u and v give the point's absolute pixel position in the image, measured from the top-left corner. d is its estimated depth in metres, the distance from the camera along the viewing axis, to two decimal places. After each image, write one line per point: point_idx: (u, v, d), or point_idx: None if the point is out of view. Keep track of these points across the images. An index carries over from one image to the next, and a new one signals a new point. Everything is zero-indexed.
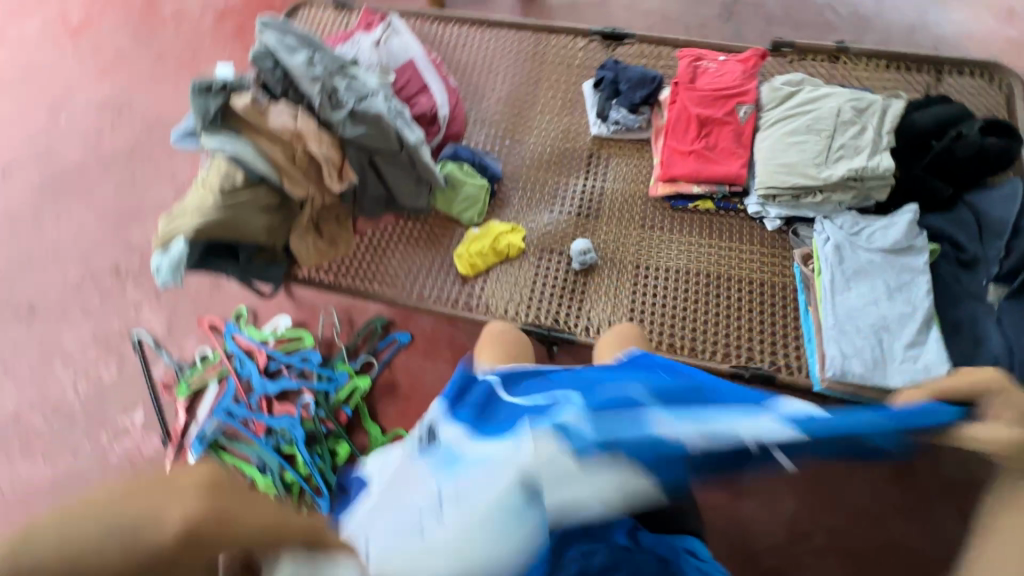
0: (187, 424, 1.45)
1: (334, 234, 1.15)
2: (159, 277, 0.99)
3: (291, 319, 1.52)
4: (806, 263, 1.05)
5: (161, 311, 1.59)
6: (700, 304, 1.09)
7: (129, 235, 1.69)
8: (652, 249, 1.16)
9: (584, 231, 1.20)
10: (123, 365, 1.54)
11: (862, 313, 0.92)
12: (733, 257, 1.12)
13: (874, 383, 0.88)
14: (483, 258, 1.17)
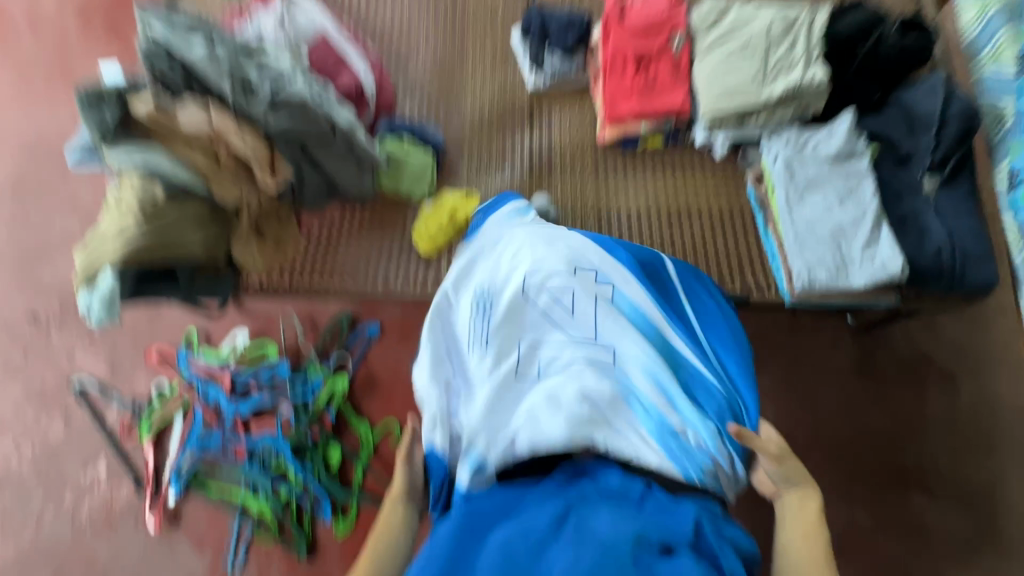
0: (160, 464, 1.35)
1: (277, 233, 1.06)
2: (91, 317, 0.89)
3: (248, 333, 1.42)
4: (758, 184, 1.08)
5: (99, 352, 1.45)
6: (665, 240, 1.10)
7: (38, 276, 1.51)
8: (611, 194, 1.15)
9: (540, 187, 1.18)
10: (70, 418, 1.40)
11: (818, 223, 0.96)
12: (690, 189, 1.13)
13: (841, 287, 0.92)
14: (443, 232, 1.12)
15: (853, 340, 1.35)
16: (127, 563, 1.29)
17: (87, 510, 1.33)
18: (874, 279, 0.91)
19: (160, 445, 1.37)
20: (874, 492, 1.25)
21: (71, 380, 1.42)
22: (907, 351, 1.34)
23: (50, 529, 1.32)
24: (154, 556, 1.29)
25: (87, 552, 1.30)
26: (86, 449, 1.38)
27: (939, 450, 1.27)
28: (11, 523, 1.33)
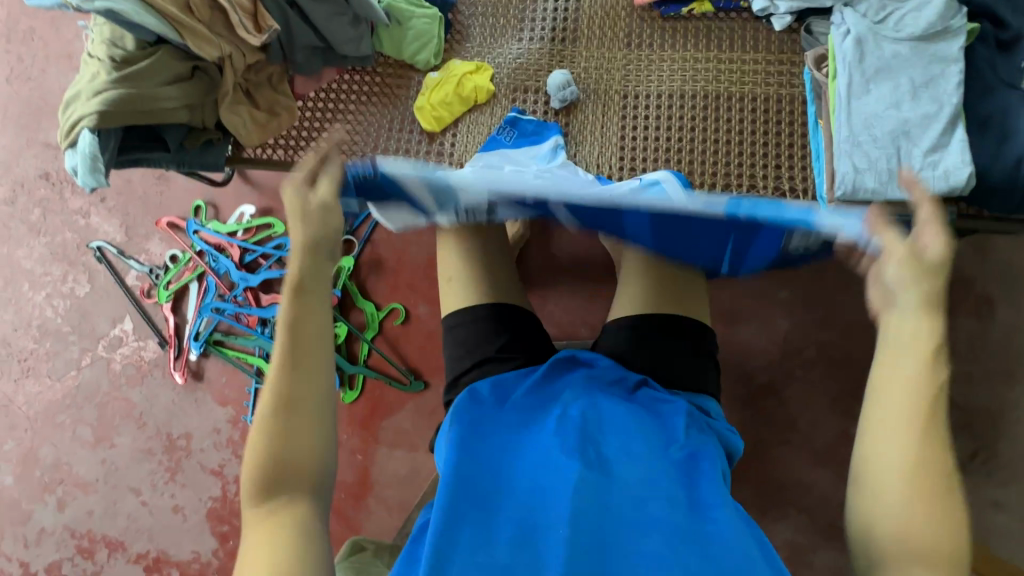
0: (180, 326, 1.42)
1: (272, 101, 0.98)
2: (78, 179, 0.85)
3: (255, 207, 1.41)
4: (819, 67, 0.89)
5: (113, 216, 1.47)
6: (696, 131, 0.97)
7: (45, 136, 1.50)
8: (642, 72, 1.00)
9: (561, 60, 1.03)
10: (93, 278, 1.46)
11: (879, 120, 0.82)
12: (734, 69, 0.97)
13: (886, 199, 0.81)
14: (449, 109, 1.01)
15: None
16: (160, 410, 1.42)
17: (120, 362, 1.44)
18: (929, 191, 0.79)
19: (179, 309, 1.43)
20: None
21: (91, 242, 1.46)
22: (946, 272, 1.24)
23: (89, 375, 1.45)
24: (182, 406, 1.42)
25: (124, 398, 1.44)
26: (111, 308, 1.45)
27: (956, 375, 1.21)
28: (54, 367, 1.46)
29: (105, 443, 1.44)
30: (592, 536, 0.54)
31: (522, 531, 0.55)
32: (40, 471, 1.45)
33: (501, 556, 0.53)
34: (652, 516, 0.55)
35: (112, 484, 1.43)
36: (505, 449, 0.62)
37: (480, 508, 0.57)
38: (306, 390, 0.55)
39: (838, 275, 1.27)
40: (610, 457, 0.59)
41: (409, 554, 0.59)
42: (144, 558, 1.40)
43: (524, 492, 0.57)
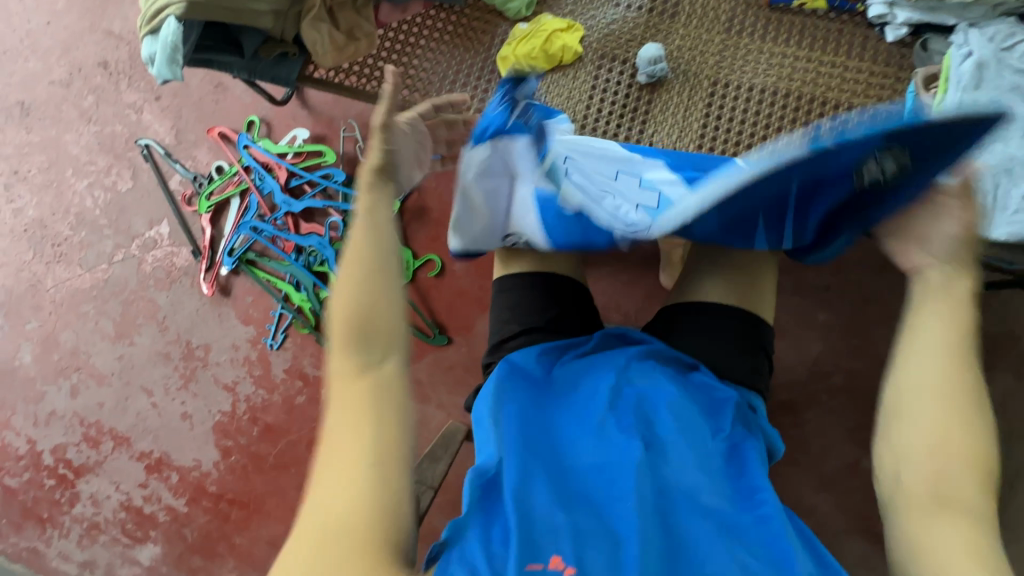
0: (215, 239, 1.42)
1: (353, 23, 0.96)
2: (154, 69, 0.83)
3: (308, 132, 1.39)
4: (927, 87, 0.85)
5: (165, 117, 1.45)
6: (783, 131, 0.93)
7: (109, 24, 1.49)
8: (737, 61, 0.96)
9: (655, 33, 0.99)
10: (137, 175, 1.46)
11: (983, 152, 0.78)
12: (836, 73, 0.93)
13: (972, 235, 0.78)
14: (532, 64, 0.97)
15: None
16: (183, 317, 1.43)
17: (151, 263, 1.45)
18: (1019, 234, 0.76)
19: (216, 222, 1.42)
20: None
21: (139, 139, 1.44)
22: (995, 324, 1.21)
23: (119, 271, 1.46)
24: (205, 317, 1.43)
25: (150, 299, 1.45)
26: (150, 208, 1.45)
27: None
28: (86, 257, 1.47)
29: (124, 340, 1.45)
30: (658, 504, 0.55)
31: (591, 495, 0.56)
32: (58, 355, 1.48)
33: (580, 518, 0.54)
34: (710, 494, 0.56)
35: (126, 381, 1.45)
36: (567, 417, 0.63)
37: (548, 470, 0.58)
38: (381, 321, 0.59)
39: (884, 306, 1.24)
40: (669, 432, 0.60)
41: (476, 499, 0.57)
42: (147, 456, 1.43)
43: (593, 463, 0.58)
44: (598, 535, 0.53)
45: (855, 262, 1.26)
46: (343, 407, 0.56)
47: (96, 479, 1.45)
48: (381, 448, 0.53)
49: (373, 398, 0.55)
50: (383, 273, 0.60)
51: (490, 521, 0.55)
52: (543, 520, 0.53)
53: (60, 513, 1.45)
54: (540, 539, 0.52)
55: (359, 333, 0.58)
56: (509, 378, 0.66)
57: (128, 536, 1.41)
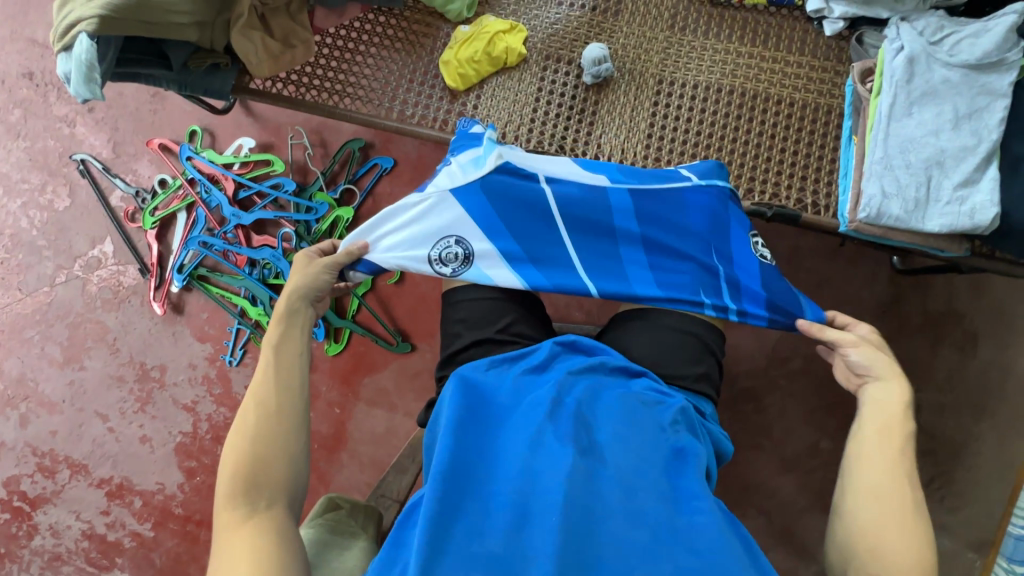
0: (164, 256, 1.37)
1: (286, 30, 0.92)
2: (74, 88, 0.78)
3: (255, 141, 1.34)
4: (864, 81, 0.86)
5: (101, 129, 1.38)
6: (728, 129, 0.93)
7: (32, 32, 1.40)
8: (681, 59, 0.96)
9: (599, 32, 0.97)
10: (74, 192, 1.39)
11: (916, 146, 0.80)
12: (776, 69, 0.94)
13: (909, 227, 0.80)
14: (476, 67, 0.95)
15: (887, 279, 1.27)
16: (135, 338, 1.38)
17: (96, 284, 1.38)
18: (951, 225, 0.78)
19: (163, 238, 1.37)
20: (846, 427, 1.26)
21: (73, 154, 1.37)
22: (939, 303, 1.26)
23: (62, 293, 1.39)
24: (158, 337, 1.38)
25: (98, 321, 1.39)
26: (92, 227, 1.38)
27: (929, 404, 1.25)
28: (25, 281, 1.40)
29: (74, 365, 1.40)
30: (580, 523, 0.53)
31: (513, 516, 0.54)
32: (4, 384, 1.41)
33: (498, 544, 0.53)
34: (638, 509, 0.55)
35: (80, 407, 1.40)
36: (503, 434, 0.61)
37: (474, 492, 0.57)
38: (274, 441, 0.61)
39: (836, 291, 1.28)
40: (602, 446, 0.59)
41: (398, 528, 0.60)
42: (108, 482, 1.39)
43: (519, 473, 0.56)
44: (512, 558, 0.52)
45: (807, 249, 1.29)
46: (225, 550, 0.56)
47: (55, 509, 1.40)
48: None
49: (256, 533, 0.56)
50: (285, 394, 0.64)
51: (397, 554, 0.57)
52: (460, 548, 0.53)
53: (18, 546, 1.40)
54: (454, 568, 0.52)
55: (253, 455, 0.60)
56: (448, 394, 0.64)
57: (94, 565, 1.37)
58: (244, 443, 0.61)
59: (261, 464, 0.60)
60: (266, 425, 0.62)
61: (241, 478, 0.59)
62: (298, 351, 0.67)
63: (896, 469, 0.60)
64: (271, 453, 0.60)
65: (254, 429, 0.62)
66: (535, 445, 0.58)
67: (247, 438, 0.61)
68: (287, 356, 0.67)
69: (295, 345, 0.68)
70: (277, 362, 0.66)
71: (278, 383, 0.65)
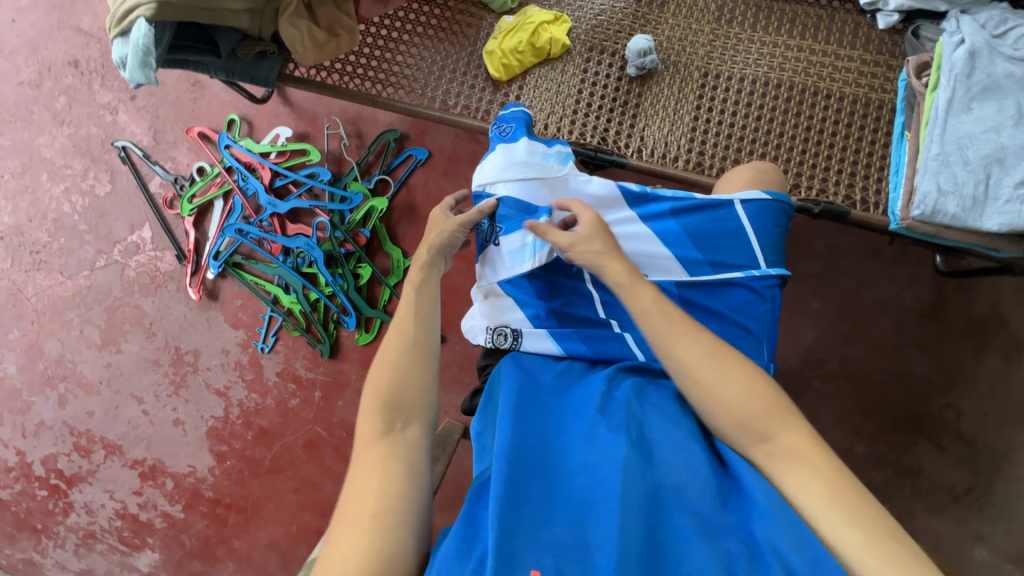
0: (200, 243, 1.39)
1: (331, 19, 0.93)
2: (128, 73, 0.79)
3: (291, 130, 1.35)
4: (919, 76, 0.84)
5: (142, 117, 1.41)
6: (775, 124, 0.92)
7: (78, 21, 1.43)
8: (728, 51, 0.94)
9: (644, 23, 0.96)
10: (115, 178, 1.41)
11: (975, 142, 0.78)
12: (826, 63, 0.92)
13: (965, 226, 0.78)
14: (519, 57, 0.95)
15: (929, 282, 1.24)
16: (170, 322, 1.41)
17: (134, 269, 1.41)
18: (1010, 225, 0.76)
19: (200, 225, 1.39)
20: (882, 432, 1.24)
21: (115, 141, 1.40)
22: (983, 308, 1.23)
23: (101, 277, 1.42)
24: (193, 322, 1.40)
25: (135, 305, 1.42)
26: (131, 212, 1.41)
27: (969, 410, 1.22)
28: (67, 265, 1.43)
29: (111, 348, 1.43)
30: (644, 508, 0.51)
31: (576, 504, 0.52)
32: (44, 365, 1.45)
33: (563, 532, 0.50)
34: (697, 504, 0.52)
35: (115, 389, 1.43)
36: (555, 422, 0.60)
37: (533, 480, 0.55)
38: (414, 383, 0.63)
39: (875, 293, 1.25)
40: (655, 437, 0.57)
41: (468, 505, 0.55)
42: (141, 464, 1.42)
43: (580, 471, 0.55)
44: (578, 547, 0.49)
45: (847, 250, 1.26)
46: (360, 466, 0.59)
47: (90, 488, 1.43)
48: (384, 507, 0.55)
49: (385, 454, 0.59)
50: (428, 336, 0.66)
51: (475, 533, 0.52)
52: (522, 531, 0.51)
53: (54, 523, 1.43)
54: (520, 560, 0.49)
55: (400, 384, 0.62)
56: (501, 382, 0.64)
57: (126, 543, 1.40)
58: (387, 376, 0.63)
59: (400, 402, 0.62)
60: (407, 361, 0.64)
61: (386, 405, 0.61)
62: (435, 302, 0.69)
63: (812, 468, 0.54)
64: (413, 393, 0.63)
65: (398, 366, 0.64)
66: (590, 435, 0.57)
67: (392, 368, 0.64)
68: (426, 300, 0.69)
69: (431, 293, 0.69)
70: (419, 311, 0.67)
71: (420, 322, 0.67)
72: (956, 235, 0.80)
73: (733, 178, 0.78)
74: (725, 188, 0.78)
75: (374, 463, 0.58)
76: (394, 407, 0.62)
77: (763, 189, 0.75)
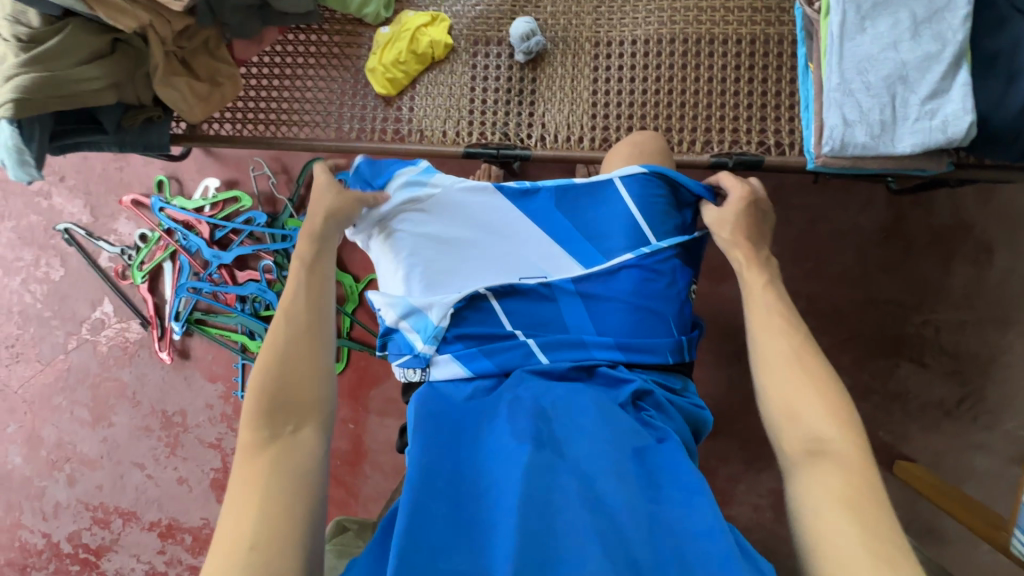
0: (160, 306, 1.40)
1: (211, 69, 0.90)
2: (11, 170, 0.80)
3: (219, 180, 1.35)
4: (810, 2, 0.79)
5: (75, 196, 1.41)
6: (676, 81, 0.88)
7: None
8: (615, 15, 0.90)
9: (525, 5, 0.93)
10: (66, 261, 1.43)
11: (875, 64, 0.73)
12: (717, 7, 0.87)
13: (878, 153, 0.74)
14: (403, 68, 0.92)
15: (884, 202, 1.19)
16: (152, 388, 1.44)
17: (106, 344, 1.44)
18: (924, 144, 0.72)
19: (156, 289, 1.40)
20: (862, 360, 1.21)
21: (56, 225, 1.41)
22: (946, 217, 1.18)
23: (77, 358, 1.45)
24: (173, 384, 1.43)
25: (115, 378, 1.45)
26: (89, 291, 1.43)
27: (948, 322, 1.19)
28: (42, 352, 1.46)
29: (104, 423, 1.47)
30: (539, 517, 0.49)
31: (482, 526, 0.50)
32: (46, 450, 1.50)
33: (464, 560, 0.48)
34: (598, 498, 0.51)
35: (117, 460, 1.47)
36: (464, 442, 0.58)
37: (438, 500, 0.52)
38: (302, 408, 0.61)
39: (831, 224, 1.21)
40: (558, 440, 0.56)
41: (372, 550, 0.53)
42: (158, 525, 1.47)
43: (482, 487, 0.54)
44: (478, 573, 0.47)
45: (794, 185, 1.22)
46: (229, 515, 0.53)
47: (117, 555, 1.49)
48: (265, 549, 0.50)
49: (286, 372, 0.62)
50: (313, 353, 0.64)
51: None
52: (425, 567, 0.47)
53: None
54: None
55: (278, 411, 0.59)
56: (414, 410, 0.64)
57: None
58: (262, 401, 0.59)
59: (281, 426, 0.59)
60: (287, 386, 0.61)
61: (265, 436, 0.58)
62: (321, 317, 0.66)
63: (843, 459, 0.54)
64: (302, 416, 0.60)
65: (273, 390, 0.60)
66: (493, 449, 0.56)
67: (267, 391, 0.60)
68: (301, 317, 0.65)
69: (304, 307, 0.66)
70: (297, 326, 0.64)
71: (292, 341, 0.64)
72: (875, 163, 0.76)
73: (616, 156, 0.78)
74: (609, 166, 0.78)
75: (246, 503, 0.53)
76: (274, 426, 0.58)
77: (644, 160, 0.75)
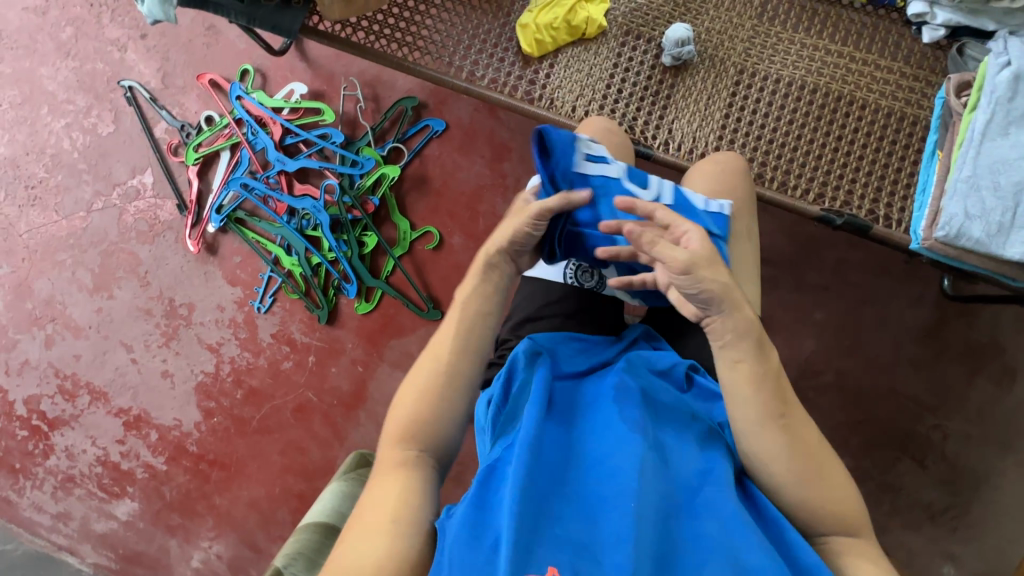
0: (203, 194, 1.35)
1: None
2: (144, 7, 0.76)
3: (306, 87, 1.32)
4: (958, 94, 0.82)
5: (151, 58, 1.36)
6: (806, 129, 0.90)
7: None
8: (767, 49, 0.92)
9: (684, 13, 0.94)
10: (119, 119, 1.37)
11: (1008, 168, 0.76)
12: (864, 73, 0.90)
13: (986, 251, 0.77)
14: (553, 35, 0.92)
15: (933, 303, 1.24)
16: (167, 273, 1.38)
17: (132, 215, 1.38)
18: None
19: (204, 175, 1.35)
20: (869, 446, 1.25)
21: (122, 80, 1.35)
22: (983, 334, 1.24)
23: (97, 220, 1.38)
24: (189, 274, 1.37)
25: (130, 252, 1.38)
26: (134, 156, 1.37)
27: (956, 434, 1.23)
28: (62, 203, 1.39)
29: (103, 293, 1.40)
30: (652, 512, 0.51)
31: (598, 501, 0.52)
32: (32, 304, 1.41)
33: (578, 530, 0.51)
34: (706, 505, 0.53)
35: (105, 335, 1.40)
36: (571, 422, 0.60)
37: (552, 474, 0.55)
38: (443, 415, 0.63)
39: (877, 311, 1.26)
40: (664, 442, 0.58)
41: (476, 496, 0.55)
42: (126, 413, 1.40)
43: (590, 466, 0.55)
44: (593, 547, 0.50)
45: (856, 264, 1.27)
46: (380, 477, 0.60)
47: (72, 432, 1.41)
48: (402, 510, 0.57)
49: (443, 374, 0.64)
50: (469, 362, 0.64)
51: (486, 521, 0.52)
52: (546, 533, 0.50)
53: (33, 464, 1.42)
54: (546, 551, 0.49)
55: (427, 401, 0.63)
56: (518, 365, 0.65)
57: (105, 491, 1.39)
58: (418, 382, 0.64)
59: (427, 420, 0.62)
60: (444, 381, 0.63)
61: (411, 424, 0.62)
62: (485, 322, 0.66)
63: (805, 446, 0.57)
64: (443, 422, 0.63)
65: (429, 380, 0.64)
66: (604, 427, 0.58)
67: (424, 382, 0.64)
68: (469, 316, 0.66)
69: (484, 306, 0.66)
70: (463, 332, 0.65)
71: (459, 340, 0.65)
72: (978, 260, 0.79)
73: (697, 173, 0.81)
74: (693, 181, 0.81)
75: (392, 475, 0.60)
76: (421, 426, 0.62)
77: (732, 180, 0.80)
